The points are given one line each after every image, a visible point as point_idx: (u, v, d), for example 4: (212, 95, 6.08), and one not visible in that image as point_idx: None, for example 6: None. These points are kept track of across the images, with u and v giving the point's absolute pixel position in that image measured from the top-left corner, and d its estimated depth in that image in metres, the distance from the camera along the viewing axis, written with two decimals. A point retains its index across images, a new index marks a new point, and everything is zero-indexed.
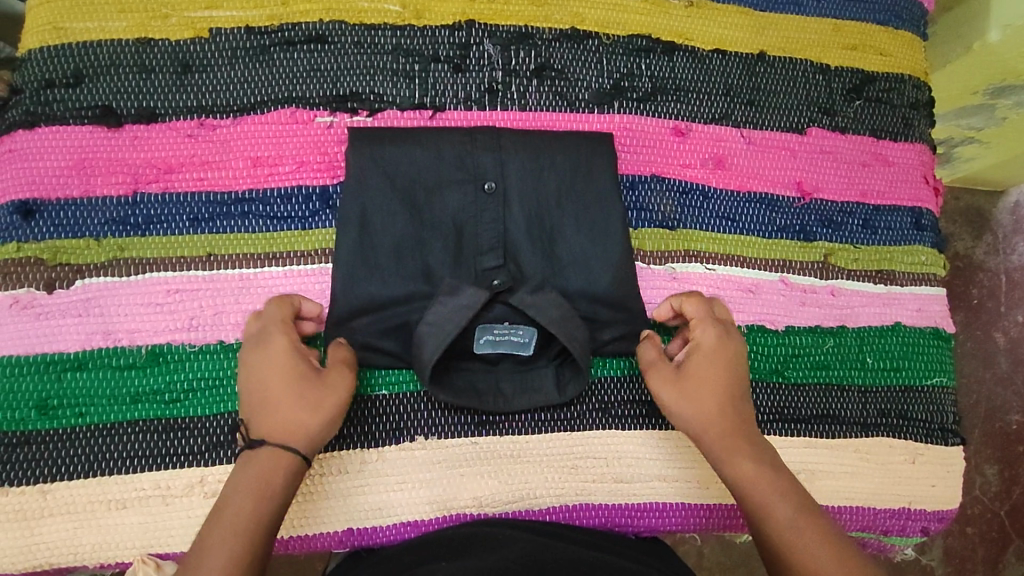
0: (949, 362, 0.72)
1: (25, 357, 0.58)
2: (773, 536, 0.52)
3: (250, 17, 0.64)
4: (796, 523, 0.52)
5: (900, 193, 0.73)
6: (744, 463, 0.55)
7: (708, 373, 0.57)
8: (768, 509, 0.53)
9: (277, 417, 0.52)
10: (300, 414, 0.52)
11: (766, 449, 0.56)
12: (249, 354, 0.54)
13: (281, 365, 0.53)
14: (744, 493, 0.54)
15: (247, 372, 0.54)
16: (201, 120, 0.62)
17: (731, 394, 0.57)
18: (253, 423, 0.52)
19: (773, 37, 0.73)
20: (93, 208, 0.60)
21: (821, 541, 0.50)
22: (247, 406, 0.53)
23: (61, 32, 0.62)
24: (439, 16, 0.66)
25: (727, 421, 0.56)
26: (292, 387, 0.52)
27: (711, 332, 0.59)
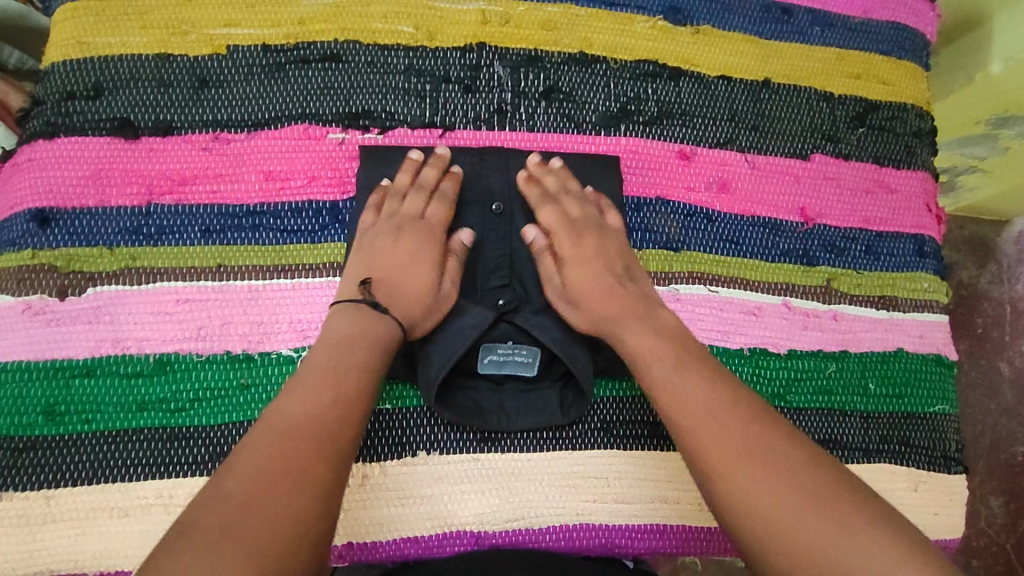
0: (951, 390, 0.72)
1: (34, 363, 0.58)
2: (656, 394, 0.54)
3: (268, 36, 0.66)
4: (682, 382, 0.53)
5: (902, 221, 0.74)
6: (634, 337, 0.57)
7: (583, 278, 0.60)
8: (652, 375, 0.55)
9: (404, 299, 0.58)
10: (415, 302, 0.58)
11: (657, 322, 0.58)
12: (405, 236, 0.60)
13: (427, 256, 0.60)
14: (634, 362, 0.57)
15: (391, 253, 0.60)
16: (215, 134, 0.64)
17: (610, 282, 0.60)
18: (381, 288, 0.58)
19: (778, 65, 0.74)
20: (108, 217, 0.61)
21: (711, 398, 0.52)
22: (378, 272, 0.59)
23: (84, 47, 0.64)
24: (451, 38, 0.68)
25: (609, 304, 0.59)
26: (428, 280, 0.59)
27: (571, 240, 0.61)
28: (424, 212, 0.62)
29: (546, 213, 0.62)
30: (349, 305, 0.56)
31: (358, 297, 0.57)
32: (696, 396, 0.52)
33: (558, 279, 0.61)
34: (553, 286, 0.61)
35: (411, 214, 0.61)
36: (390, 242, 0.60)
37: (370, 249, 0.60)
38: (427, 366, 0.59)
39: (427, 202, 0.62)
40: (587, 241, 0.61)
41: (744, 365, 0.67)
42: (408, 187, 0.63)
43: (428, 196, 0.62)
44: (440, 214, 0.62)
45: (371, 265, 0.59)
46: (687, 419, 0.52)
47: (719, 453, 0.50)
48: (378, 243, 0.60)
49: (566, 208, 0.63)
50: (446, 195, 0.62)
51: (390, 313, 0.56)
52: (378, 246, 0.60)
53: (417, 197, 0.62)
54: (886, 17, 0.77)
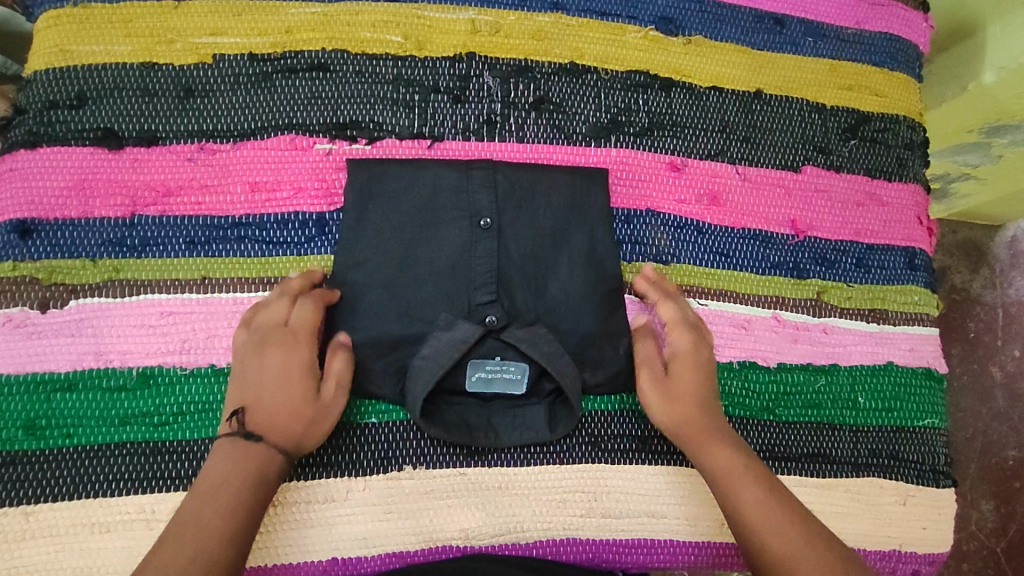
0: (941, 403, 0.72)
1: (15, 376, 0.58)
2: (744, 513, 0.55)
3: (254, 45, 0.65)
4: (767, 503, 0.55)
5: (893, 233, 0.74)
6: (718, 456, 0.58)
7: (688, 378, 0.60)
8: (738, 496, 0.55)
9: (280, 421, 0.54)
10: (293, 424, 0.54)
11: (739, 444, 0.59)
12: (269, 349, 0.56)
13: (301, 369, 0.55)
14: (717, 480, 0.57)
15: (258, 374, 0.55)
16: (201, 144, 0.63)
17: (708, 395, 0.60)
18: (253, 418, 0.53)
19: (769, 76, 0.74)
20: (91, 229, 0.61)
21: (792, 528, 0.54)
22: (249, 399, 0.54)
23: (67, 55, 0.63)
24: (440, 47, 0.68)
25: (708, 416, 0.59)
26: (303, 394, 0.55)
27: (682, 338, 0.62)
28: (290, 317, 0.57)
29: (666, 307, 0.63)
30: (223, 444, 0.53)
31: (231, 434, 0.53)
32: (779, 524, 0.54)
33: (661, 371, 0.61)
34: (655, 376, 0.60)
35: (275, 325, 0.57)
36: (255, 360, 0.55)
37: (239, 376, 0.56)
38: (413, 381, 0.59)
39: (289, 305, 0.58)
40: (700, 345, 0.62)
41: (733, 379, 0.67)
42: (276, 296, 0.58)
43: (290, 301, 0.58)
44: (306, 315, 0.57)
45: (242, 394, 0.55)
46: (777, 547, 0.53)
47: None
48: (245, 367, 0.56)
49: (684, 309, 0.63)
50: (308, 295, 0.58)
51: (266, 445, 0.53)
52: (243, 366, 0.55)
53: (280, 304, 0.58)
54: (879, 28, 0.77)
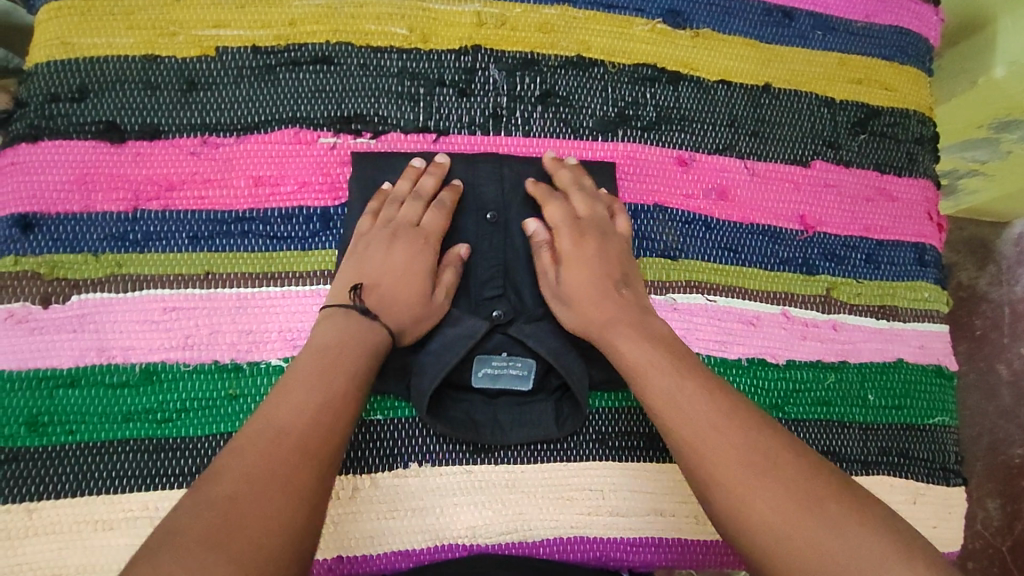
0: (952, 401, 0.71)
1: (17, 372, 0.57)
2: (655, 404, 0.53)
3: (257, 37, 0.65)
4: (682, 389, 0.52)
5: (903, 229, 0.73)
6: (624, 347, 0.56)
7: (582, 276, 0.59)
8: (648, 388, 0.53)
9: (396, 309, 0.57)
10: (405, 315, 0.57)
11: (646, 331, 0.56)
12: (397, 245, 0.59)
13: (422, 265, 0.59)
14: (632, 374, 0.55)
15: (387, 262, 0.58)
16: (204, 138, 0.63)
17: (603, 284, 0.59)
18: (370, 297, 0.57)
19: (779, 70, 0.73)
20: (94, 223, 0.60)
21: (707, 417, 0.50)
22: (371, 281, 0.58)
23: (68, 47, 0.62)
24: (445, 40, 0.67)
25: (605, 312, 0.58)
26: (421, 291, 0.58)
27: (569, 236, 0.61)
28: (419, 219, 0.61)
29: (551, 210, 0.62)
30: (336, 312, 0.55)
31: (349, 304, 0.56)
32: (731, 463, 0.48)
33: (556, 278, 0.60)
34: (548, 282, 0.60)
35: (405, 222, 0.60)
36: (383, 251, 0.59)
37: (360, 256, 0.59)
38: (419, 377, 0.58)
39: (424, 209, 0.61)
40: (588, 241, 0.61)
41: (741, 376, 0.66)
42: (407, 194, 0.61)
43: (424, 204, 0.61)
44: (438, 223, 0.61)
45: (363, 274, 0.58)
46: (689, 435, 0.50)
47: (731, 473, 0.48)
48: (369, 252, 0.59)
49: (572, 205, 0.62)
50: (446, 203, 0.61)
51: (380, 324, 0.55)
52: (372, 254, 0.59)
53: (412, 206, 0.61)
54: (889, 21, 0.76)
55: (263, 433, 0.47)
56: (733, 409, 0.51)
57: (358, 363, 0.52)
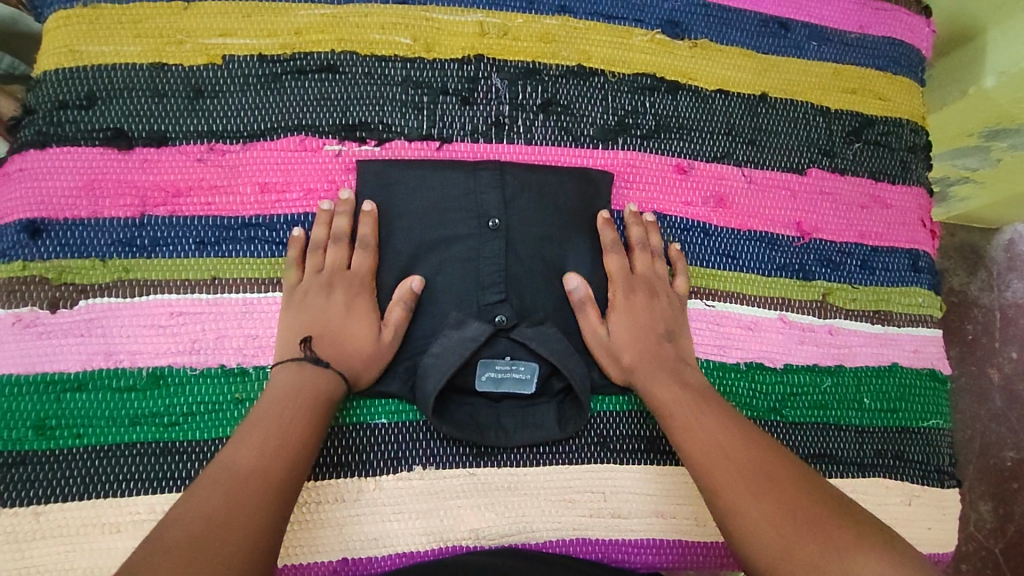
0: (945, 404, 0.72)
1: (25, 376, 0.58)
2: (677, 434, 0.57)
3: (264, 46, 0.66)
4: (699, 418, 0.56)
5: (897, 235, 0.74)
6: (660, 389, 0.60)
7: (629, 328, 0.62)
8: (672, 418, 0.58)
9: (343, 357, 0.58)
10: (354, 361, 0.58)
11: (688, 381, 0.60)
12: (336, 291, 0.60)
13: (364, 309, 0.60)
14: (659, 408, 0.59)
15: (325, 311, 0.59)
16: (210, 145, 0.63)
17: (648, 336, 0.62)
18: (319, 346, 0.58)
19: (775, 79, 0.74)
20: (102, 229, 0.61)
21: (719, 441, 0.55)
22: (314, 330, 0.59)
23: (76, 55, 0.63)
24: (449, 50, 0.68)
25: (649, 358, 0.61)
26: (367, 334, 0.59)
27: (621, 291, 0.64)
28: (350, 262, 0.61)
29: (608, 261, 0.65)
30: (288, 367, 0.57)
31: (299, 357, 0.57)
32: (737, 483, 0.52)
33: (603, 330, 0.62)
34: (598, 336, 0.62)
35: (337, 267, 0.61)
36: (322, 297, 0.60)
37: (303, 307, 0.60)
38: (424, 381, 0.59)
39: (351, 252, 0.62)
40: (638, 296, 0.64)
41: (740, 380, 0.67)
42: (328, 240, 0.62)
43: (349, 247, 0.62)
44: (367, 263, 0.62)
45: (307, 324, 0.59)
46: (703, 457, 0.54)
47: (736, 490, 0.51)
48: (309, 302, 0.60)
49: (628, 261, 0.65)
50: (368, 242, 0.62)
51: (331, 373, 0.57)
52: (309, 302, 0.60)
53: (340, 249, 0.61)
54: (882, 32, 0.78)
55: (234, 463, 0.50)
56: (748, 438, 0.55)
57: (312, 409, 0.54)
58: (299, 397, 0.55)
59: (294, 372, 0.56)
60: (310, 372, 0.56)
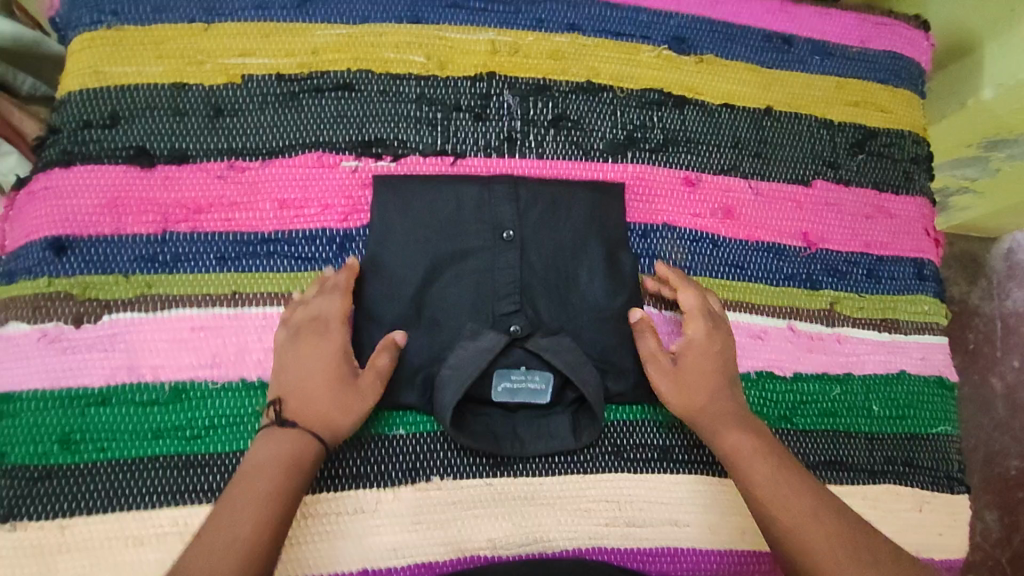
0: (953, 411, 0.73)
1: (50, 391, 0.58)
2: (756, 493, 0.57)
3: (282, 65, 0.67)
4: (777, 480, 0.57)
5: (902, 245, 0.76)
6: (733, 439, 0.60)
7: (700, 364, 0.62)
8: (750, 475, 0.58)
9: (317, 413, 0.56)
10: (332, 417, 0.56)
11: (758, 430, 0.60)
12: (310, 343, 0.58)
13: (338, 357, 0.58)
14: (734, 461, 0.59)
15: (296, 366, 0.57)
16: (230, 163, 0.65)
17: (718, 378, 0.62)
18: (294, 406, 0.56)
19: (779, 93, 0.76)
20: (124, 245, 0.62)
21: (803, 507, 0.56)
22: (291, 389, 0.57)
23: (100, 76, 0.65)
24: (462, 67, 0.70)
25: (723, 403, 0.61)
26: (341, 385, 0.57)
27: (694, 326, 0.64)
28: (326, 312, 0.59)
29: (684, 292, 0.65)
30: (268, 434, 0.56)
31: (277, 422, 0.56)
32: (831, 554, 0.53)
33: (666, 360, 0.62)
34: (664, 364, 0.62)
35: (312, 318, 0.59)
36: (298, 352, 0.58)
37: (282, 365, 0.58)
38: (441, 392, 0.60)
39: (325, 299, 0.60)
40: (715, 336, 0.64)
41: (751, 388, 0.68)
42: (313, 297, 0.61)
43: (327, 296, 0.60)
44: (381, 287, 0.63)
45: (284, 384, 0.57)
46: (789, 523, 0.55)
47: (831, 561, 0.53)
48: (287, 358, 0.58)
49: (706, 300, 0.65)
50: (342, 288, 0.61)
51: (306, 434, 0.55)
52: (286, 359, 0.58)
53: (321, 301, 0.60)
54: (882, 47, 0.80)
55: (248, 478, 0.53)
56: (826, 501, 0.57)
57: (275, 485, 0.52)
58: (261, 474, 0.53)
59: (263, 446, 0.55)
60: (275, 447, 0.54)
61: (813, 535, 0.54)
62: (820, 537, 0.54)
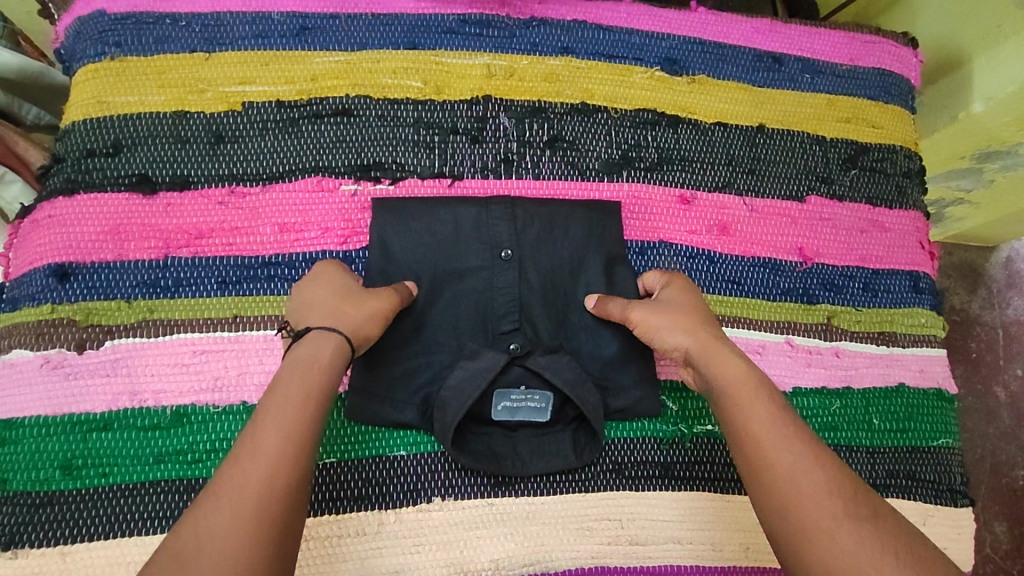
0: (954, 423, 0.73)
1: (52, 418, 0.59)
2: (745, 424, 0.54)
3: (281, 92, 0.69)
4: (773, 417, 0.53)
5: (898, 258, 0.76)
6: (727, 371, 0.57)
7: (683, 300, 0.63)
8: (744, 407, 0.54)
9: (330, 317, 0.56)
10: (349, 312, 0.56)
11: (756, 370, 0.57)
12: (322, 277, 0.59)
13: (346, 278, 0.59)
14: (726, 392, 0.56)
15: (304, 296, 0.58)
16: (231, 188, 0.66)
17: (705, 315, 0.62)
18: (311, 320, 0.56)
19: (771, 111, 0.77)
20: (126, 271, 0.63)
21: (801, 447, 0.51)
22: (305, 315, 0.57)
23: (104, 106, 0.66)
24: (458, 91, 0.71)
25: (715, 337, 0.60)
26: (353, 291, 0.58)
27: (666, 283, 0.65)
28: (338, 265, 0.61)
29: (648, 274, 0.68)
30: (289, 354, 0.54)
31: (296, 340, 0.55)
32: (822, 500, 0.48)
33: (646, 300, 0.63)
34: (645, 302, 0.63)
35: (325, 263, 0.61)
36: (311, 286, 0.59)
37: (297, 303, 0.58)
38: (442, 413, 0.60)
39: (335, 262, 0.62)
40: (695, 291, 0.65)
41: None
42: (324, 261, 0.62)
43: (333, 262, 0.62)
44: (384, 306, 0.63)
45: (299, 315, 0.57)
46: (780, 460, 0.51)
47: (822, 505, 0.48)
48: (301, 298, 0.58)
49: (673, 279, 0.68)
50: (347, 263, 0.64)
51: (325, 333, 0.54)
52: (299, 299, 0.58)
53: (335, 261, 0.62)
54: (872, 64, 0.81)
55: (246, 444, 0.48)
56: (832, 459, 0.51)
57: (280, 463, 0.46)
58: (258, 460, 0.46)
59: (256, 432, 0.48)
60: (270, 434, 0.48)
61: (805, 474, 0.50)
62: (813, 478, 0.49)
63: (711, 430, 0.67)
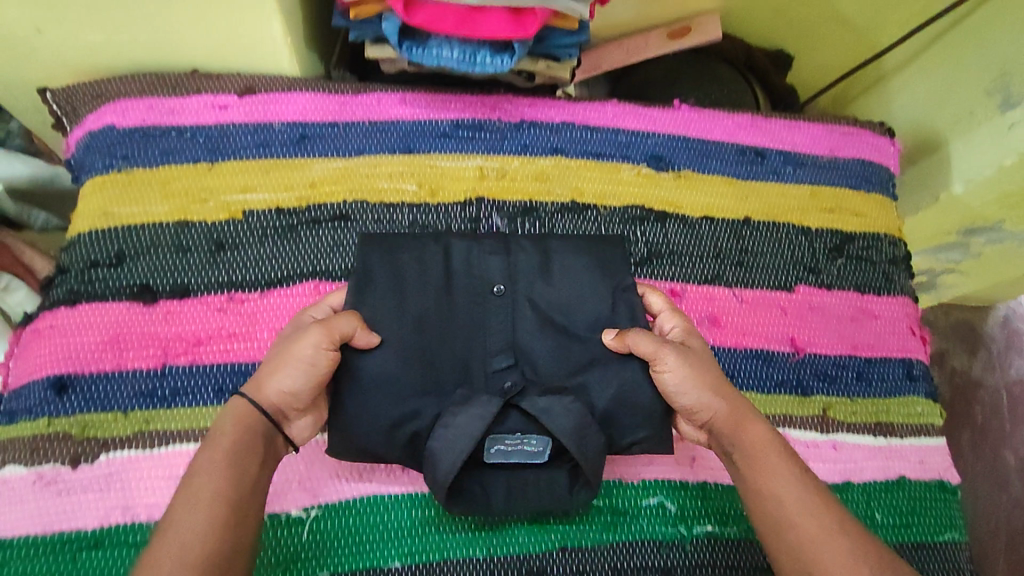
0: (959, 516, 0.72)
1: (42, 537, 0.58)
2: (771, 489, 0.54)
3: (281, 199, 0.71)
4: (798, 482, 0.54)
5: (889, 345, 0.77)
6: (752, 434, 0.56)
7: (699, 349, 0.61)
8: (769, 471, 0.55)
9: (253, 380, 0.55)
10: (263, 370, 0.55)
11: (776, 432, 0.58)
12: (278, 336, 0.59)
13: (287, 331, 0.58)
14: (751, 454, 0.56)
15: None
16: (230, 294, 0.67)
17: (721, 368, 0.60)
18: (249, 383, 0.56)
19: (756, 204, 0.80)
20: (124, 382, 0.63)
21: (825, 513, 0.53)
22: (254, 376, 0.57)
23: (109, 217, 0.69)
24: (452, 194, 0.74)
25: (735, 395, 0.58)
26: (277, 347, 0.56)
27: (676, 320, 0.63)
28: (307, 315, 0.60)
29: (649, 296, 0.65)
30: None
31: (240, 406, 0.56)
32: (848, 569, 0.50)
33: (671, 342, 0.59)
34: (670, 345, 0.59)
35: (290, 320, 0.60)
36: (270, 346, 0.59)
37: None
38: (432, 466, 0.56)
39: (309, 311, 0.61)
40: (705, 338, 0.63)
41: None
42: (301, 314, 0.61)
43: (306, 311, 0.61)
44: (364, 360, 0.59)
45: None
46: (807, 527, 0.52)
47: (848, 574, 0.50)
48: None
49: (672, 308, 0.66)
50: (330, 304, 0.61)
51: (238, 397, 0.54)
52: None
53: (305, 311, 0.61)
54: (851, 155, 0.84)
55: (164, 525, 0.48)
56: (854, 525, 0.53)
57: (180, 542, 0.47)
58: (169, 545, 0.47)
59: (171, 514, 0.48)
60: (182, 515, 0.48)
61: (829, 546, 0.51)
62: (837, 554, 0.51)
63: (712, 531, 0.66)
